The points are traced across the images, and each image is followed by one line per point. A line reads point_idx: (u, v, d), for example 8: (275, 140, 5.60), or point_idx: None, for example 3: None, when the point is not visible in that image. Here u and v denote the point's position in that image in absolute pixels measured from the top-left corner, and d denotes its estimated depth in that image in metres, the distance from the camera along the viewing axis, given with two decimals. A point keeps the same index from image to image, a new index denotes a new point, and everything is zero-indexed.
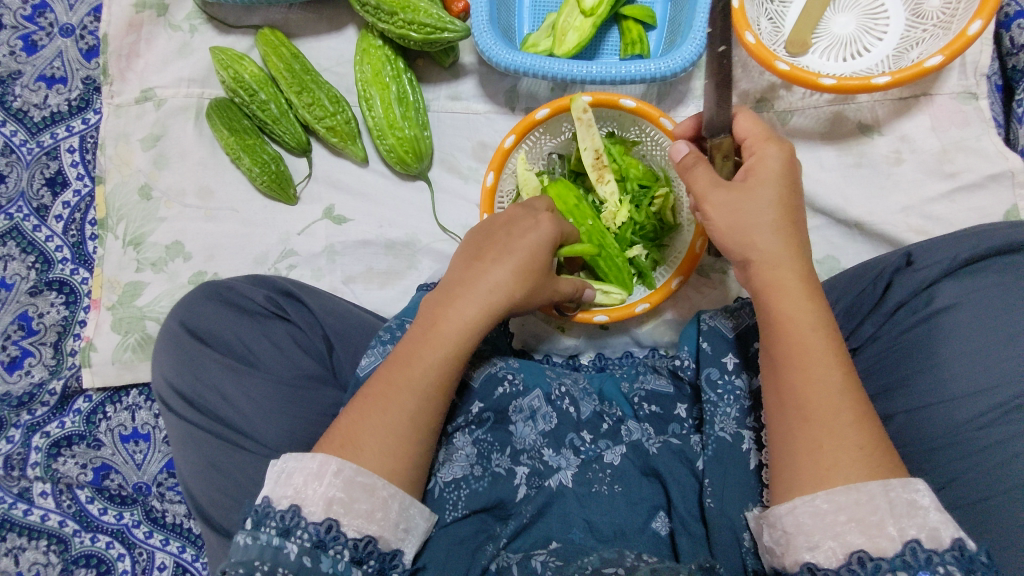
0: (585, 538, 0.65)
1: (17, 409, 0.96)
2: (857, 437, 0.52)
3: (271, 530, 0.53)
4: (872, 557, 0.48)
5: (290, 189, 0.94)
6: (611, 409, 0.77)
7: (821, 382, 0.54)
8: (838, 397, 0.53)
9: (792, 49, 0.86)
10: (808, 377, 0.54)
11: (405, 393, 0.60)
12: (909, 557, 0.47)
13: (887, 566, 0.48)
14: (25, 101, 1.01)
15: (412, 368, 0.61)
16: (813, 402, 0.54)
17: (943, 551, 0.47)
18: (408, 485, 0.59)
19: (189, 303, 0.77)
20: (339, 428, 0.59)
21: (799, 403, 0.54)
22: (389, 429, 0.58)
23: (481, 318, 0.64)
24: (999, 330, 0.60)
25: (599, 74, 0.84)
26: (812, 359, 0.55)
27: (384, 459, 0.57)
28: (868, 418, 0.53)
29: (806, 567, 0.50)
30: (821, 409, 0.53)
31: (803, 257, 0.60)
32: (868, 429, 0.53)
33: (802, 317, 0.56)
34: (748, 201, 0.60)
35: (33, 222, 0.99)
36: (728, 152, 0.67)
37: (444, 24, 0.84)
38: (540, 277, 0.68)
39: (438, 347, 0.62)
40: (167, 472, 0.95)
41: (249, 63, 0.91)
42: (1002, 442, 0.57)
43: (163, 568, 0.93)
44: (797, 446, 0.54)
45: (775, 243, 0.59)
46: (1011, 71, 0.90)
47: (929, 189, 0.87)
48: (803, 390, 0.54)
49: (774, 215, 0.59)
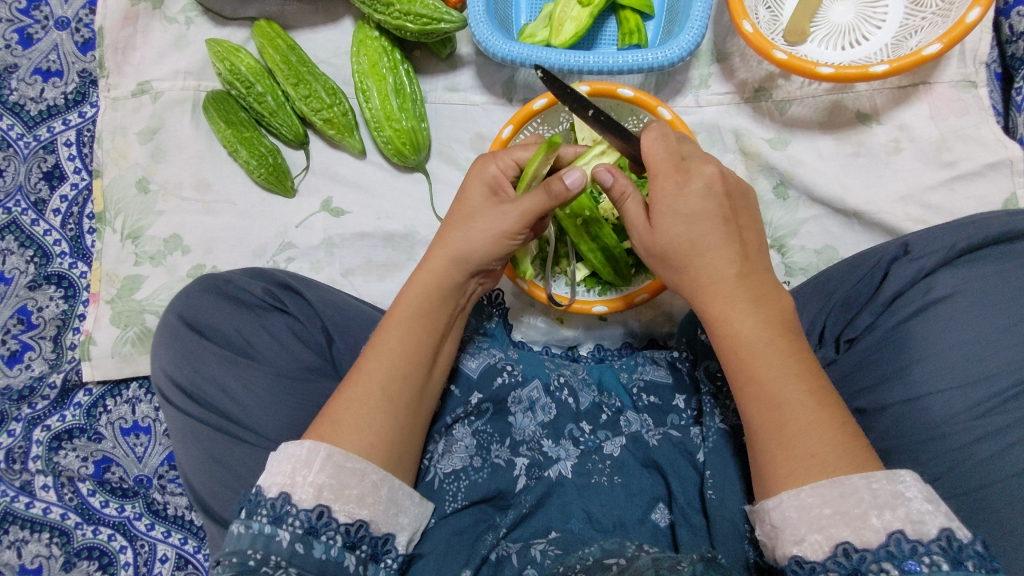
0: (585, 528, 0.64)
1: (17, 403, 0.96)
2: (807, 444, 0.53)
3: (262, 518, 0.53)
4: (857, 549, 0.48)
5: (287, 182, 0.93)
6: (610, 400, 0.77)
7: (766, 393, 0.55)
8: (785, 404, 0.54)
9: (790, 38, 0.86)
10: (778, 399, 0.54)
11: (379, 373, 0.61)
12: (893, 548, 0.47)
13: (872, 557, 0.47)
14: (21, 94, 1.00)
15: (382, 343, 0.63)
16: (786, 422, 0.54)
17: (928, 542, 0.46)
18: (392, 468, 0.60)
19: (188, 296, 0.77)
20: (327, 410, 0.60)
21: (750, 417, 0.56)
22: (375, 420, 0.59)
23: (432, 274, 0.66)
24: (996, 318, 0.60)
25: (596, 64, 0.83)
26: (756, 369, 0.56)
27: (377, 445, 0.59)
28: (847, 420, 0.54)
29: (793, 560, 0.50)
30: (767, 420, 0.55)
31: (762, 274, 0.60)
32: (820, 436, 0.53)
33: (743, 330, 0.57)
34: (672, 228, 0.59)
35: (31, 216, 0.99)
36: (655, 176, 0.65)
37: (440, 15, 0.83)
38: (484, 212, 0.66)
39: (401, 318, 0.64)
40: (168, 464, 0.96)
41: (245, 55, 0.90)
42: (999, 429, 0.57)
43: (165, 559, 0.94)
44: (762, 447, 0.55)
45: (709, 256, 0.59)
46: (1011, 59, 0.89)
47: (927, 178, 0.87)
48: (774, 411, 0.54)
49: (735, 233, 0.59)
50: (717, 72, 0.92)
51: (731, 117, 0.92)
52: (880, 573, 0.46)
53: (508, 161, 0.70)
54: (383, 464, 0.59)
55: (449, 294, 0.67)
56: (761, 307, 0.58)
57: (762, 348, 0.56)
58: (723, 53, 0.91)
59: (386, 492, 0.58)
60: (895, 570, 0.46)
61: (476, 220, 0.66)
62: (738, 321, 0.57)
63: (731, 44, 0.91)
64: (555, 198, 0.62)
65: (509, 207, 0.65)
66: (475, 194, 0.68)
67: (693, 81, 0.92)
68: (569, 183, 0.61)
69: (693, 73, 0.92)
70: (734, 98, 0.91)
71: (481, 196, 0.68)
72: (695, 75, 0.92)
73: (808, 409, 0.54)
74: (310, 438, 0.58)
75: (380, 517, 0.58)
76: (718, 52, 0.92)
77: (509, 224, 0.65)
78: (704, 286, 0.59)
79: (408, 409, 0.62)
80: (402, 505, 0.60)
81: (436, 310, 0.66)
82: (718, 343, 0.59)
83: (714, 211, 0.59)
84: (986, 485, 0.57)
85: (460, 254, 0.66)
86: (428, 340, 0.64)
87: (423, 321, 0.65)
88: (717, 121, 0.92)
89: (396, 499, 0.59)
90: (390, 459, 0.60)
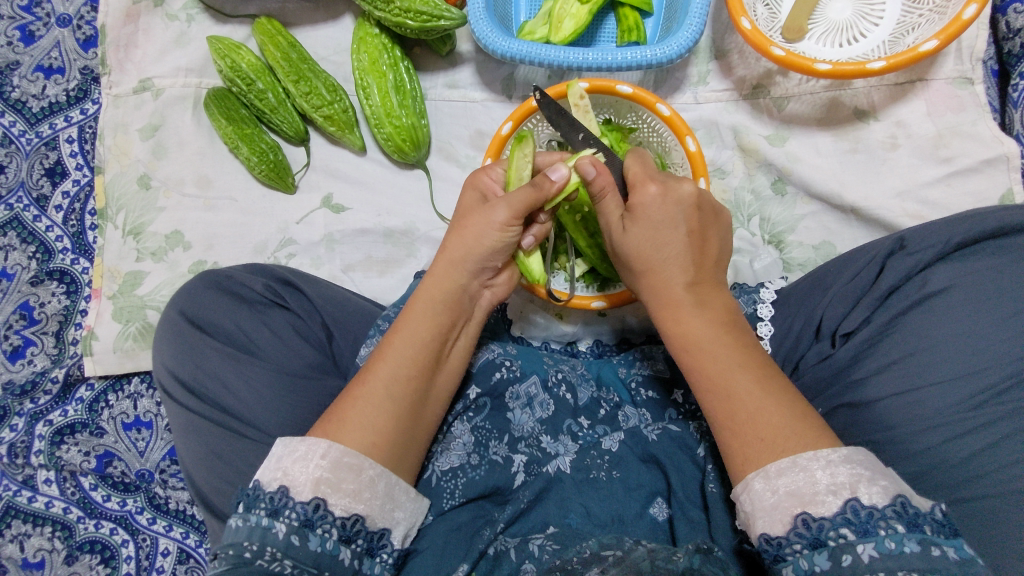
0: (583, 523, 0.65)
1: (20, 398, 0.97)
2: (763, 429, 0.53)
3: (260, 511, 0.54)
4: (815, 518, 0.48)
5: (288, 178, 0.94)
6: (609, 395, 0.77)
7: (717, 385, 0.57)
8: (732, 391, 0.56)
9: (788, 35, 0.86)
10: (731, 395, 0.56)
11: (386, 373, 0.62)
12: (850, 515, 0.47)
13: (830, 525, 0.47)
14: (23, 91, 1.01)
15: (390, 346, 0.64)
16: (738, 414, 0.55)
17: (884, 506, 0.47)
18: (392, 466, 0.60)
19: (189, 292, 0.77)
20: (331, 409, 0.61)
21: (705, 407, 0.58)
22: (370, 416, 0.60)
23: (434, 278, 0.67)
24: (993, 311, 0.60)
25: (595, 61, 0.84)
26: (705, 363, 0.58)
27: (380, 443, 0.59)
28: (808, 415, 0.54)
29: (761, 538, 0.50)
30: (722, 409, 0.56)
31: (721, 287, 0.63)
32: (775, 421, 0.53)
33: (694, 328, 0.59)
34: (637, 235, 0.62)
35: (34, 212, 1.00)
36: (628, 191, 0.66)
37: (440, 12, 0.83)
38: (478, 212, 0.67)
39: (407, 322, 0.65)
40: (169, 459, 0.96)
41: (246, 52, 0.91)
42: (991, 422, 0.58)
43: (167, 553, 0.94)
44: (727, 440, 0.55)
45: (666, 262, 0.61)
46: (1006, 56, 0.90)
47: (924, 174, 0.87)
48: (727, 406, 0.56)
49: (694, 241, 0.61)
50: (716, 69, 0.92)
51: (729, 114, 0.92)
52: (839, 539, 0.47)
53: (495, 169, 0.72)
54: (387, 463, 0.59)
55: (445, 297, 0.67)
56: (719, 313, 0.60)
57: (713, 347, 0.58)
58: (722, 50, 0.92)
59: (383, 487, 0.58)
60: (851, 535, 0.47)
61: (469, 222, 0.67)
62: (689, 322, 0.60)
63: (730, 41, 0.92)
64: (543, 192, 0.64)
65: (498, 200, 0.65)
66: (469, 201, 0.70)
67: (692, 78, 0.93)
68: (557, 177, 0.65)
69: (691, 70, 0.93)
70: (733, 95, 0.92)
71: (476, 203, 0.69)
72: (693, 72, 0.93)
73: (757, 400, 0.55)
74: (316, 435, 0.58)
75: (377, 512, 0.58)
76: (717, 49, 0.92)
77: (500, 217, 0.65)
78: (660, 286, 0.62)
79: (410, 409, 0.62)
80: (398, 501, 0.60)
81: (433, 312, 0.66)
82: (672, 342, 0.61)
83: (678, 220, 0.61)
84: (979, 475, 0.57)
85: (458, 254, 0.67)
86: (432, 343, 0.65)
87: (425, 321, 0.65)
88: (716, 118, 0.92)
89: (392, 495, 0.59)
90: (393, 459, 0.60)
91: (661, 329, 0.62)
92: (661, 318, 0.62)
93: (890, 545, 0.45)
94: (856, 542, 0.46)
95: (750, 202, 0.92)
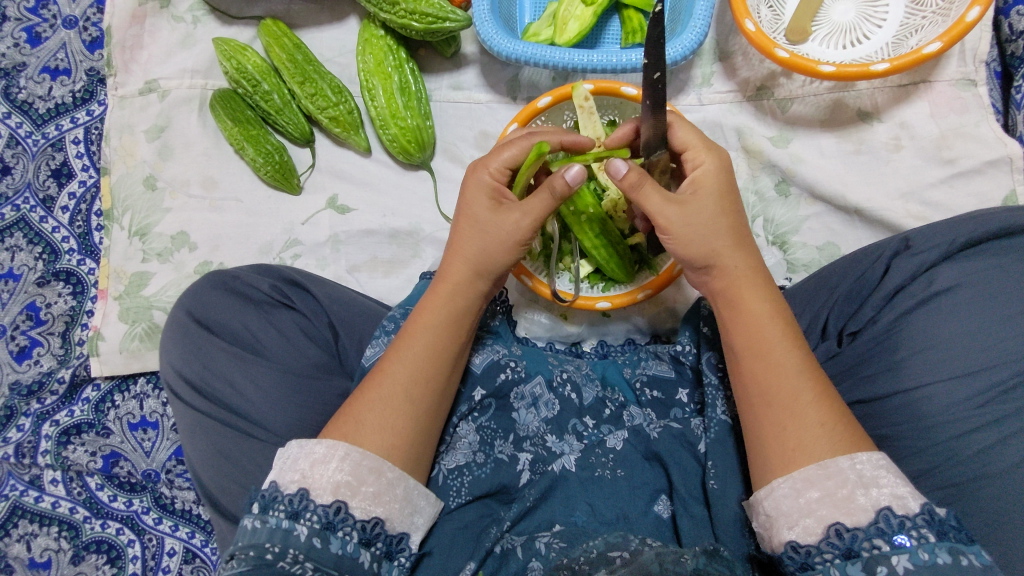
0: (588, 521, 0.65)
1: (27, 397, 0.97)
2: (817, 415, 0.55)
3: (280, 513, 0.54)
4: (848, 528, 0.49)
5: (294, 179, 0.94)
6: (614, 395, 0.78)
7: (782, 367, 0.57)
8: (796, 378, 0.57)
9: (792, 37, 0.87)
10: (798, 397, 0.56)
11: (403, 375, 0.62)
12: (883, 524, 0.48)
13: (863, 536, 0.49)
14: (30, 92, 1.01)
15: (411, 350, 0.64)
16: (798, 402, 0.56)
17: (914, 516, 0.48)
18: (406, 465, 0.60)
19: (196, 293, 0.77)
20: (342, 412, 0.61)
21: (763, 389, 0.57)
22: (388, 414, 0.60)
23: (456, 287, 0.68)
24: (997, 310, 0.61)
25: (601, 62, 0.84)
26: (779, 371, 0.57)
27: (399, 445, 0.60)
28: (831, 399, 0.56)
29: (789, 546, 0.52)
30: (780, 391, 0.56)
31: (771, 285, 0.63)
32: (829, 406, 0.55)
33: (756, 308, 0.60)
34: (703, 201, 0.62)
35: (40, 213, 1.00)
36: (664, 167, 0.67)
37: (445, 14, 0.84)
38: (496, 224, 0.67)
39: (417, 333, 0.65)
40: (175, 459, 0.97)
41: (251, 54, 0.91)
42: (997, 420, 0.58)
43: (173, 553, 0.95)
44: (766, 429, 0.56)
45: (724, 231, 0.63)
46: (1010, 58, 0.90)
47: (927, 175, 0.88)
48: (792, 402, 0.56)
49: (745, 240, 0.63)
50: (719, 71, 0.93)
51: (733, 115, 0.93)
52: (873, 550, 0.48)
53: (499, 168, 0.69)
54: (403, 463, 0.60)
55: (455, 312, 0.67)
56: (766, 310, 0.60)
57: (783, 354, 0.58)
58: (726, 52, 0.92)
59: (402, 490, 0.59)
60: (885, 545, 0.48)
61: (489, 233, 0.68)
62: (766, 331, 0.59)
63: (734, 43, 0.92)
64: (558, 195, 0.64)
65: (521, 215, 0.66)
66: (479, 207, 0.68)
67: (696, 79, 0.93)
68: (571, 180, 0.63)
69: (695, 72, 0.93)
70: (737, 96, 0.92)
71: (485, 207, 0.68)
72: (697, 74, 0.93)
73: (811, 397, 0.56)
74: (333, 437, 0.59)
75: (396, 516, 0.59)
76: (721, 50, 0.93)
77: (521, 234, 0.67)
78: (729, 268, 0.62)
79: (427, 409, 0.63)
80: (417, 505, 0.61)
81: (458, 323, 0.67)
82: (743, 337, 0.60)
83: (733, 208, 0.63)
84: (988, 474, 0.58)
85: (484, 266, 0.68)
86: (449, 354, 0.65)
87: (440, 327, 0.66)
88: (720, 119, 0.93)
89: (411, 498, 0.60)
90: (410, 459, 0.61)
91: (727, 316, 0.62)
92: (730, 293, 0.62)
93: (924, 555, 0.46)
94: (890, 554, 0.47)
95: (754, 203, 0.92)
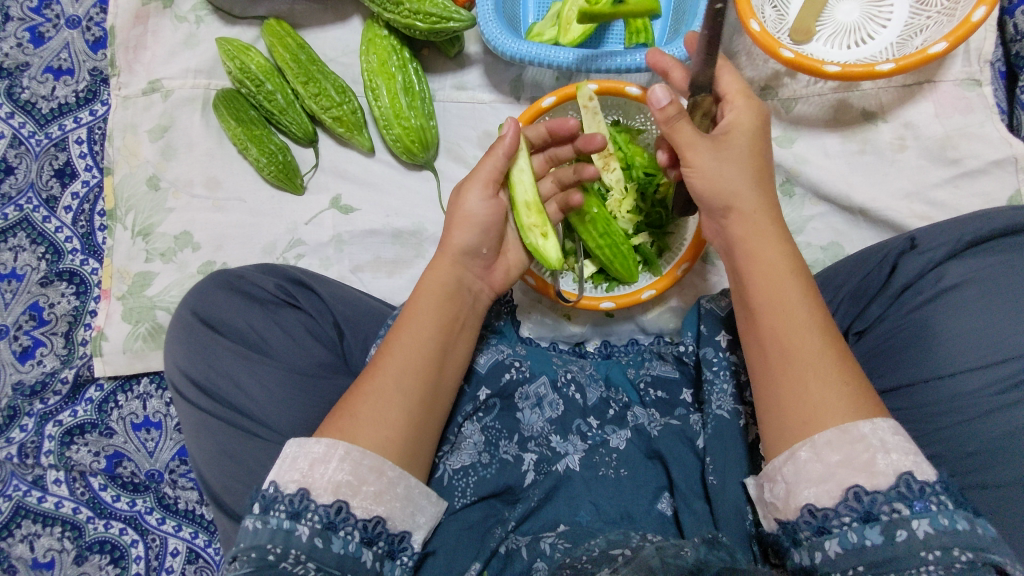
0: (593, 519, 0.65)
1: (30, 397, 0.97)
2: (840, 373, 0.54)
3: (280, 514, 0.54)
4: (867, 492, 0.49)
5: (297, 179, 0.94)
6: (618, 395, 0.77)
7: (801, 321, 0.57)
8: (814, 333, 0.56)
9: (796, 37, 0.87)
10: (814, 356, 0.55)
11: (398, 356, 0.63)
12: (903, 489, 0.49)
13: (883, 498, 0.49)
14: (33, 92, 1.01)
15: (407, 333, 0.64)
16: (817, 357, 0.55)
17: (933, 482, 0.49)
18: (404, 463, 0.60)
19: (200, 292, 0.77)
20: (336, 411, 0.61)
21: (781, 348, 0.56)
22: (384, 405, 0.60)
23: (442, 269, 0.69)
24: (1008, 305, 0.60)
25: (605, 63, 0.84)
26: (794, 328, 0.57)
27: (393, 437, 0.60)
28: (847, 358, 0.56)
29: (806, 509, 0.52)
30: (799, 346, 0.56)
31: (785, 235, 0.62)
32: (849, 367, 0.55)
33: (776, 259, 0.60)
34: (733, 145, 0.62)
35: (43, 213, 1.00)
36: (706, 111, 0.62)
37: (449, 14, 0.84)
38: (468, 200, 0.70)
39: (413, 313, 0.66)
40: (179, 459, 0.96)
41: (255, 54, 0.91)
42: (1012, 410, 0.58)
43: (176, 553, 0.94)
44: (783, 390, 0.56)
45: (750, 176, 0.62)
46: (1015, 58, 0.90)
47: (932, 175, 0.88)
48: (811, 356, 0.55)
49: (763, 183, 0.62)
50: None
51: None
52: (893, 513, 0.48)
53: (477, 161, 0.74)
54: (398, 457, 0.59)
55: (442, 293, 0.67)
56: (781, 263, 0.60)
57: (798, 308, 0.57)
58: (729, 52, 0.92)
59: (402, 490, 0.59)
60: (906, 509, 0.48)
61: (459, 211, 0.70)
62: (783, 285, 0.58)
63: (738, 43, 0.92)
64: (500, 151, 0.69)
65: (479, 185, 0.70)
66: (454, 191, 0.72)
67: None
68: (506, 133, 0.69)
69: None
70: None
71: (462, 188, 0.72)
72: None
73: (829, 354, 0.55)
74: (331, 436, 0.58)
75: (397, 514, 0.59)
76: (724, 50, 0.93)
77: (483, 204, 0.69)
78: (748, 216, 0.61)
79: (422, 400, 0.62)
80: (418, 505, 0.61)
81: (448, 305, 0.67)
82: (758, 290, 0.59)
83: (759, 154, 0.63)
84: (994, 475, 0.57)
85: (462, 244, 0.69)
86: (438, 335, 0.65)
87: (433, 311, 0.66)
88: None
89: (412, 498, 0.60)
90: (407, 450, 0.60)
91: (743, 267, 0.61)
92: (748, 245, 0.61)
93: (943, 520, 0.47)
94: (910, 517, 0.48)
95: None
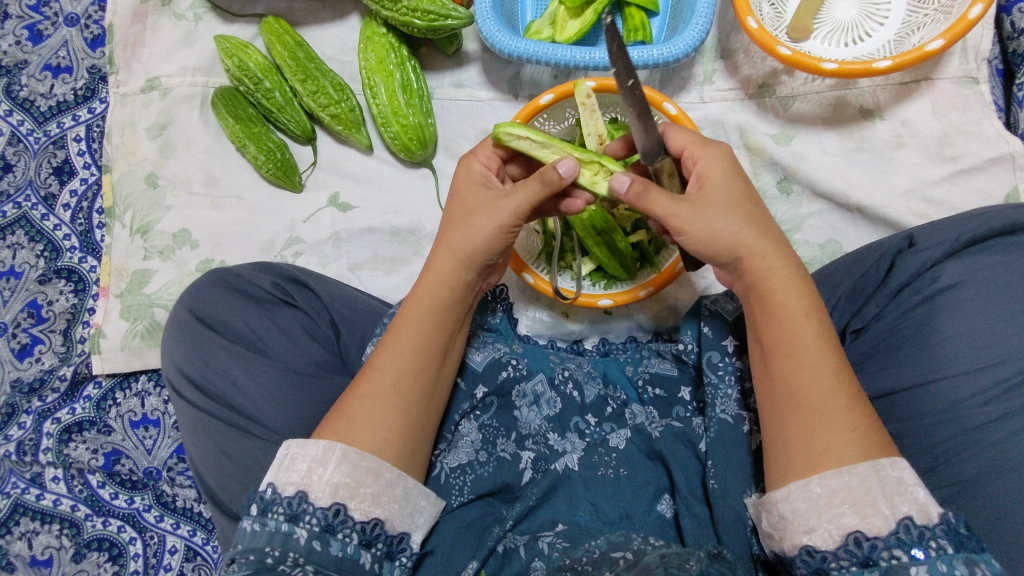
0: (592, 520, 0.65)
1: (28, 395, 0.98)
2: (850, 419, 0.54)
3: (278, 516, 0.54)
4: (868, 537, 0.50)
5: (296, 177, 0.94)
6: (616, 393, 0.77)
7: (812, 368, 0.56)
8: (825, 379, 0.55)
9: (793, 35, 0.87)
10: (822, 407, 0.54)
11: (392, 369, 0.62)
12: (903, 535, 0.49)
13: (882, 545, 0.49)
14: (31, 90, 1.01)
15: (411, 340, 0.63)
16: (825, 405, 0.54)
17: (934, 526, 0.49)
18: (404, 463, 0.60)
19: (198, 291, 0.77)
20: (336, 412, 0.60)
21: (790, 390, 0.56)
22: (389, 416, 0.60)
23: (443, 275, 0.67)
24: (1002, 307, 0.61)
25: (602, 60, 0.84)
26: (803, 374, 0.56)
27: (390, 440, 0.59)
28: (858, 402, 0.55)
29: (804, 549, 0.52)
30: (808, 393, 0.55)
31: (801, 277, 0.60)
32: (859, 411, 0.54)
33: (790, 304, 0.58)
34: (710, 201, 0.61)
35: (42, 211, 1.00)
36: (671, 171, 0.64)
37: (447, 12, 0.84)
38: (483, 209, 0.67)
39: (409, 324, 0.64)
40: (177, 456, 0.97)
41: (253, 51, 0.91)
42: (1002, 415, 0.58)
43: (175, 551, 0.95)
44: (790, 428, 0.55)
45: (748, 224, 0.60)
46: (1012, 55, 0.90)
47: (929, 173, 0.88)
48: (823, 403, 0.54)
49: (764, 230, 0.61)
50: (721, 68, 0.93)
51: (734, 113, 0.93)
52: (892, 560, 0.48)
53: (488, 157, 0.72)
54: (398, 459, 0.60)
55: (445, 303, 0.66)
56: (795, 308, 0.58)
57: (807, 353, 0.56)
58: (727, 50, 0.92)
59: (400, 491, 0.59)
60: (904, 556, 0.48)
61: (474, 217, 0.67)
62: (793, 327, 0.57)
63: (735, 40, 0.92)
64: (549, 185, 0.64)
65: (507, 201, 0.66)
66: (470, 192, 0.69)
67: (698, 77, 0.93)
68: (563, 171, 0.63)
69: (696, 70, 0.93)
70: (739, 94, 0.92)
71: (475, 190, 0.69)
72: (698, 71, 0.93)
73: (841, 403, 0.54)
74: (326, 437, 0.58)
75: (396, 515, 0.59)
76: (722, 48, 0.93)
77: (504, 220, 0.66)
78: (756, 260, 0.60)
79: (419, 402, 0.62)
80: (417, 505, 0.61)
81: (447, 312, 0.66)
82: (769, 332, 0.58)
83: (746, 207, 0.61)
84: (990, 474, 0.58)
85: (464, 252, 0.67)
86: (437, 343, 0.65)
87: (432, 318, 0.65)
88: (722, 117, 0.93)
89: (410, 498, 0.60)
90: (404, 453, 0.60)
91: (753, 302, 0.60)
92: (756, 287, 0.60)
93: (941, 567, 0.47)
94: (909, 564, 0.47)
95: None
